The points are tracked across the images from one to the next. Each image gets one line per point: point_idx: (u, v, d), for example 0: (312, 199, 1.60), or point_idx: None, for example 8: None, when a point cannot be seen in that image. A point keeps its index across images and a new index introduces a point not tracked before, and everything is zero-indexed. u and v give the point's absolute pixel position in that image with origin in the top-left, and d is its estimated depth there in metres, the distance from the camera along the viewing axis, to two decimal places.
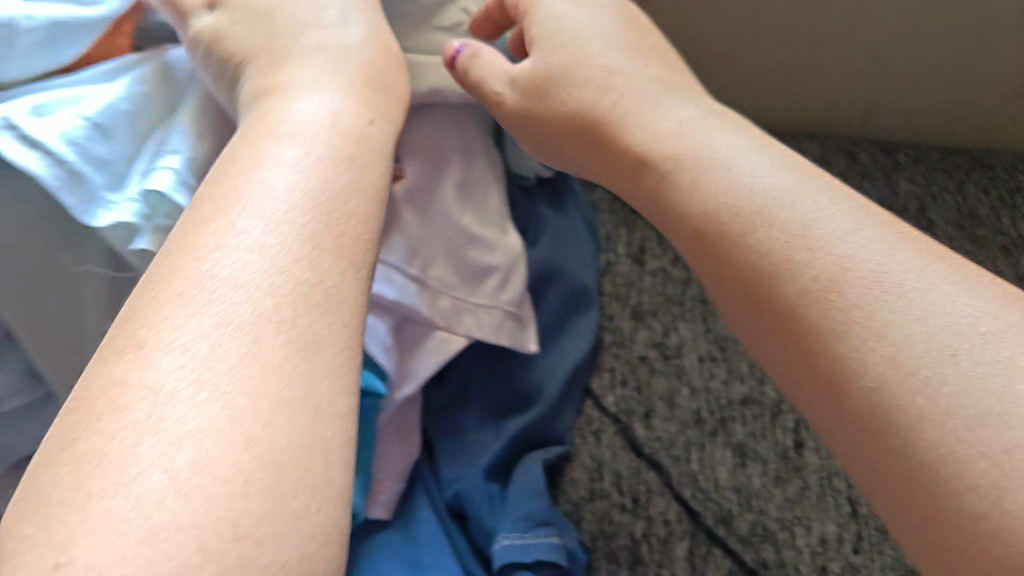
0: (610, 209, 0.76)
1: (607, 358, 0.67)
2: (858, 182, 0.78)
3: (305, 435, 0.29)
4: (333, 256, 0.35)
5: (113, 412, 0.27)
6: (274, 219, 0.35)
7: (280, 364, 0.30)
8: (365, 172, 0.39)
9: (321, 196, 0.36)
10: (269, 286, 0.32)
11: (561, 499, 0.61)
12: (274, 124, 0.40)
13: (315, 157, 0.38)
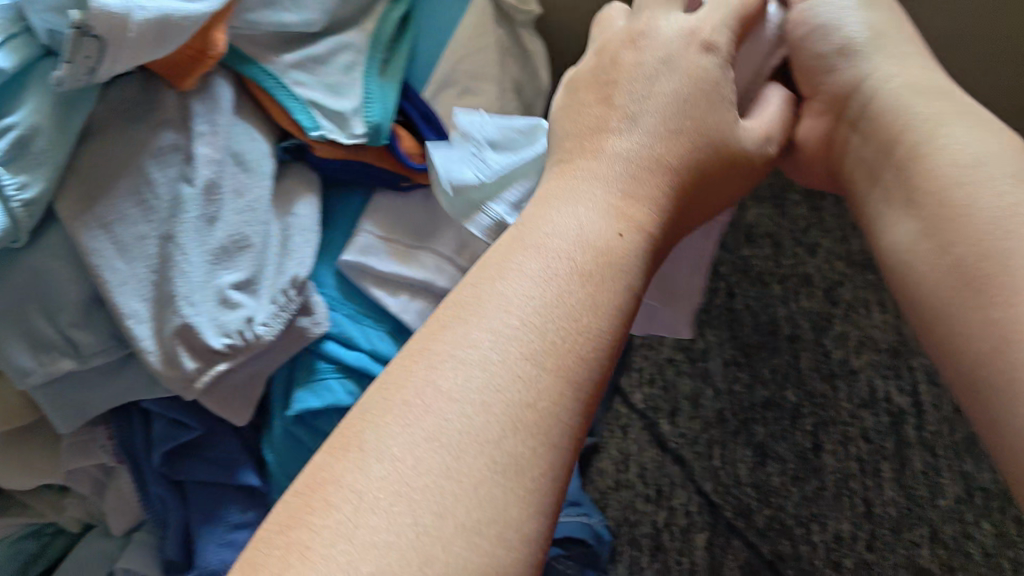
0: None
1: (637, 358, 0.71)
2: None
3: (531, 434, 0.31)
4: (583, 336, 0.34)
5: (454, 467, 0.30)
6: (526, 298, 0.34)
7: (505, 419, 0.31)
8: (624, 267, 0.37)
9: (575, 274, 0.36)
10: (502, 347, 0.33)
11: (590, 484, 0.66)
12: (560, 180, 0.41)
13: (596, 226, 0.38)
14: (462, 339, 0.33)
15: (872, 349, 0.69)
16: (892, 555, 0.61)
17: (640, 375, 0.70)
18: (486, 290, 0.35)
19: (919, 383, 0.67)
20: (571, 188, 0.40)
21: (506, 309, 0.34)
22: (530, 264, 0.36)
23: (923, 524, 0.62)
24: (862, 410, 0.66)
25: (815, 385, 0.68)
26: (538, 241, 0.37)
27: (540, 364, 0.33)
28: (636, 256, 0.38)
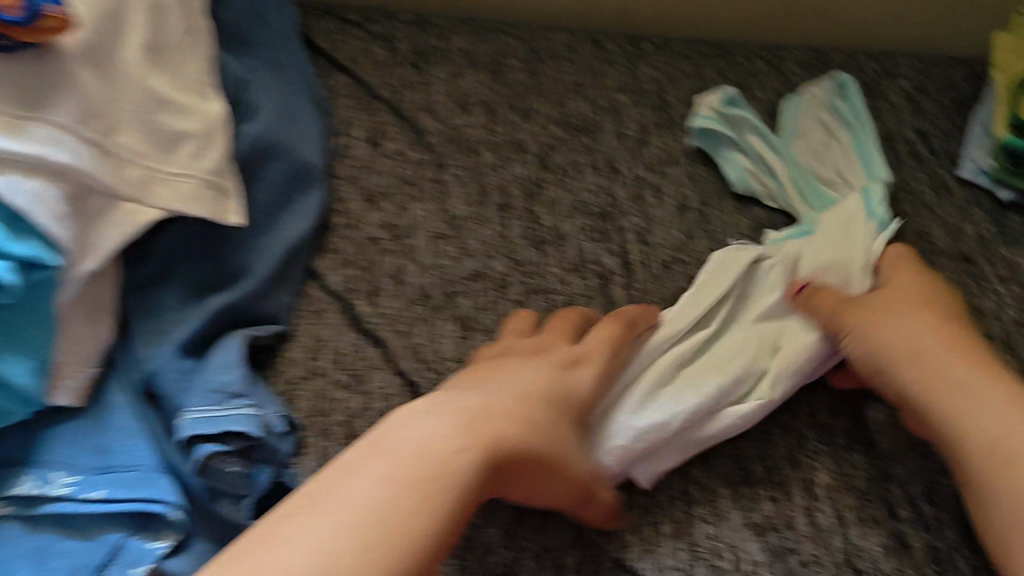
0: (347, 93, 0.73)
1: (335, 239, 0.65)
2: (603, 67, 0.77)
3: (373, 572, 0.38)
4: (415, 515, 0.41)
5: (266, 575, 0.37)
6: (381, 489, 0.41)
7: (344, 569, 0.37)
8: (456, 507, 0.43)
9: (408, 483, 0.42)
10: (341, 518, 0.39)
11: (275, 378, 0.59)
12: (388, 436, 0.45)
13: (440, 433, 0.45)
14: (305, 516, 0.40)
15: (583, 213, 0.68)
16: (696, 466, 0.58)
17: (338, 257, 0.63)
18: (354, 509, 0.40)
19: (629, 246, 0.66)
20: (386, 453, 0.43)
21: (377, 515, 0.40)
22: (361, 486, 0.41)
23: (751, 442, 0.59)
24: (572, 275, 0.64)
25: (526, 253, 0.65)
26: (366, 474, 0.42)
27: (378, 527, 0.39)
28: (467, 491, 0.44)
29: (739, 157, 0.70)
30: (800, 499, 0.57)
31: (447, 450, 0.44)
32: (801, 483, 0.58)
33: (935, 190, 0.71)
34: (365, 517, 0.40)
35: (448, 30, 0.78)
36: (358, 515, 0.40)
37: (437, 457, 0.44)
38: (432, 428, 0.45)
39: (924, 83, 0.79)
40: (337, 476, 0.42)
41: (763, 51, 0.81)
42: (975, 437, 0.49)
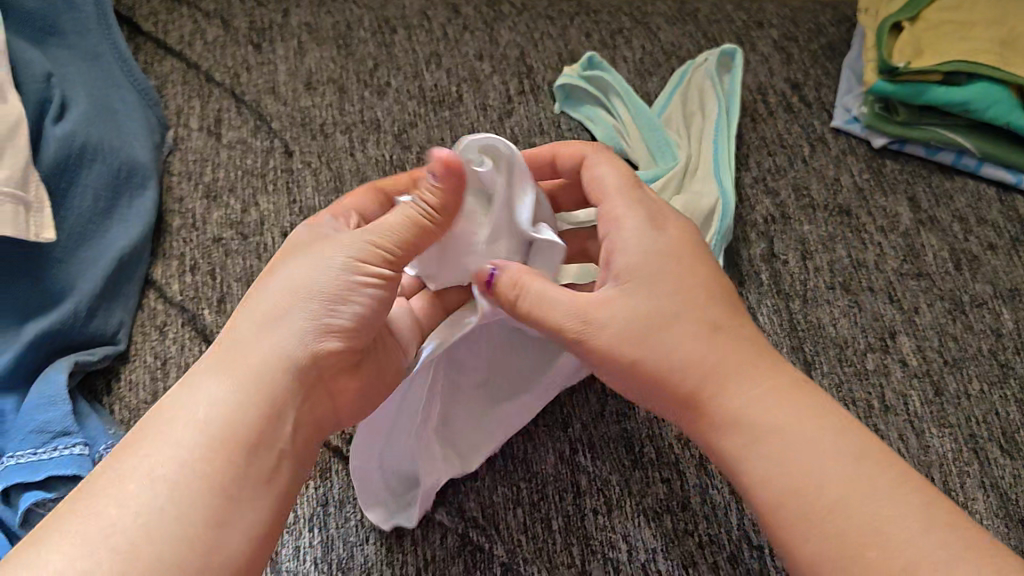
0: (179, 80, 0.66)
1: (174, 243, 0.58)
2: (460, 34, 0.72)
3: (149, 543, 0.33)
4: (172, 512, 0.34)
5: None
6: (190, 430, 0.36)
7: (209, 492, 0.35)
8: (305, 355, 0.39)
9: (167, 483, 0.34)
10: (127, 494, 0.34)
11: (115, 408, 0.51)
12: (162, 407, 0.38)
13: (202, 391, 0.37)
14: (89, 501, 0.34)
15: None
16: (584, 455, 0.55)
17: (178, 263, 0.57)
18: (124, 484, 0.34)
19: None
20: (155, 423, 0.37)
21: (152, 484, 0.34)
22: (115, 485, 0.34)
23: (645, 426, 0.56)
24: None
25: None
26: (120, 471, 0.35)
27: (184, 484, 0.34)
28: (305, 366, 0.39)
29: (608, 120, 0.67)
30: (698, 483, 0.54)
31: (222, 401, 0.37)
32: (695, 465, 0.54)
33: (809, 141, 0.69)
34: (136, 488, 0.34)
35: (289, 3, 0.72)
36: (145, 486, 0.34)
37: (214, 414, 0.37)
38: (192, 397, 0.37)
39: (793, 31, 0.77)
40: (111, 462, 0.36)
41: (629, 7, 0.78)
42: (791, 493, 0.36)
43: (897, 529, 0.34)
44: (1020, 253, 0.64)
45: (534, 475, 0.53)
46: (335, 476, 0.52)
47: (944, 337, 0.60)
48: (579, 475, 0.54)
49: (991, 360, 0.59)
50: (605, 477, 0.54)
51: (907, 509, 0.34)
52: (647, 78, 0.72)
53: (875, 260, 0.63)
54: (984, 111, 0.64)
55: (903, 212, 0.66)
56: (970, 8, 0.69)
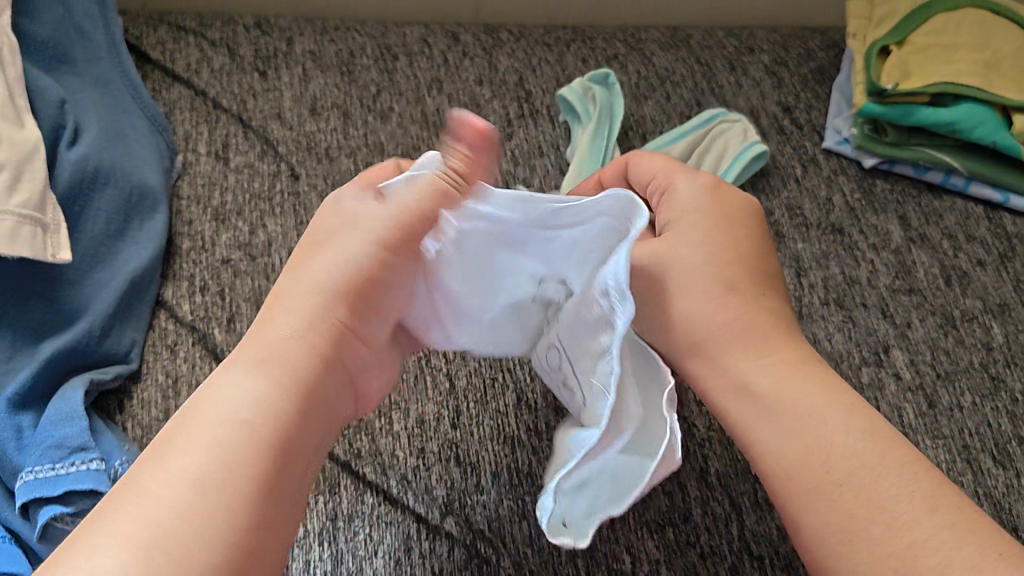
0: (187, 107, 0.67)
1: (183, 265, 0.59)
2: (460, 61, 0.74)
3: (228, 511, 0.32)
4: (247, 486, 0.33)
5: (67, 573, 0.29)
6: (242, 407, 0.35)
7: (267, 464, 0.34)
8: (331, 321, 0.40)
9: (243, 450, 0.33)
10: (198, 468, 0.32)
11: (127, 424, 0.52)
12: (211, 387, 0.36)
13: (254, 371, 0.36)
14: (150, 481, 0.32)
15: None
16: None
17: (188, 284, 0.58)
18: (187, 461, 0.33)
19: None
20: (209, 401, 0.35)
21: (220, 458, 0.33)
22: (178, 464, 0.32)
23: None
24: None
25: None
26: (182, 445, 0.33)
27: (256, 455, 0.34)
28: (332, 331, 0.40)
29: (576, 135, 0.69)
30: (699, 495, 0.55)
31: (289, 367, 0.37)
32: (695, 478, 0.56)
33: (801, 163, 0.71)
34: (209, 459, 0.33)
35: (292, 33, 0.74)
36: (220, 457, 0.33)
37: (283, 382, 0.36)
38: (246, 372, 0.36)
39: (783, 56, 0.79)
40: (160, 443, 0.34)
41: (623, 34, 0.80)
42: (802, 463, 0.37)
43: (910, 514, 0.35)
44: (1008, 269, 0.66)
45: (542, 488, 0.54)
46: (343, 491, 0.52)
47: (936, 352, 0.61)
48: None
49: (982, 373, 0.60)
50: None
51: (916, 494, 0.35)
52: (643, 102, 0.74)
53: (868, 276, 0.65)
54: (971, 131, 0.66)
55: (894, 230, 0.68)
56: (956, 32, 0.71)
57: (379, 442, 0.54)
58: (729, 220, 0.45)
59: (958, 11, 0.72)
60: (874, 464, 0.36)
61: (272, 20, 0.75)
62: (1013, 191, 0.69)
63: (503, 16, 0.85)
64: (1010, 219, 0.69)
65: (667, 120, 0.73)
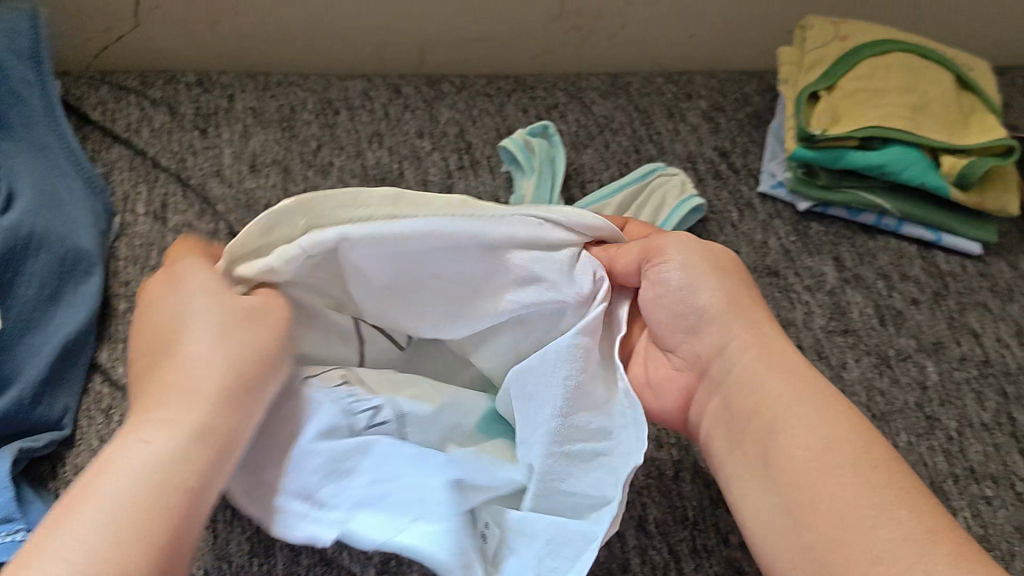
0: (126, 167, 0.68)
1: (119, 327, 0.59)
2: (401, 113, 0.75)
3: None
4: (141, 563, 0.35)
5: None
6: (126, 488, 0.37)
7: (162, 537, 0.36)
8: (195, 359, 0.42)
9: (131, 530, 0.35)
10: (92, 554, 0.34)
11: (58, 492, 0.51)
12: (94, 472, 0.37)
13: (134, 451, 0.38)
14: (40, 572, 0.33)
15: None
16: None
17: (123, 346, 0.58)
18: (83, 548, 0.34)
19: None
20: (93, 488, 0.36)
21: (111, 539, 0.35)
22: (70, 551, 0.34)
23: None
24: None
25: None
26: (70, 533, 0.35)
27: (149, 529, 0.36)
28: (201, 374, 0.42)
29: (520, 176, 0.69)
30: (638, 544, 0.55)
31: (164, 443, 0.39)
32: (634, 527, 0.56)
33: (738, 207, 0.72)
34: (101, 543, 0.34)
35: (234, 89, 0.75)
36: (113, 540, 0.35)
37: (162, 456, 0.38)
38: (126, 453, 0.38)
39: (720, 101, 0.80)
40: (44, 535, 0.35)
41: (564, 83, 0.81)
42: (791, 476, 0.42)
43: (888, 519, 0.38)
44: (941, 307, 0.67)
45: None
46: (278, 554, 0.52)
47: (872, 391, 0.62)
48: None
49: (917, 413, 0.61)
50: None
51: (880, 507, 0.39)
52: (583, 149, 0.75)
53: (805, 318, 0.66)
54: (900, 173, 0.68)
55: (829, 271, 0.69)
56: (885, 75, 0.72)
57: None
58: (725, 272, 0.50)
59: (888, 54, 0.74)
60: (841, 482, 0.40)
61: (213, 77, 0.76)
62: (945, 231, 0.71)
63: (447, 67, 0.86)
64: (943, 257, 0.71)
65: (606, 167, 0.74)
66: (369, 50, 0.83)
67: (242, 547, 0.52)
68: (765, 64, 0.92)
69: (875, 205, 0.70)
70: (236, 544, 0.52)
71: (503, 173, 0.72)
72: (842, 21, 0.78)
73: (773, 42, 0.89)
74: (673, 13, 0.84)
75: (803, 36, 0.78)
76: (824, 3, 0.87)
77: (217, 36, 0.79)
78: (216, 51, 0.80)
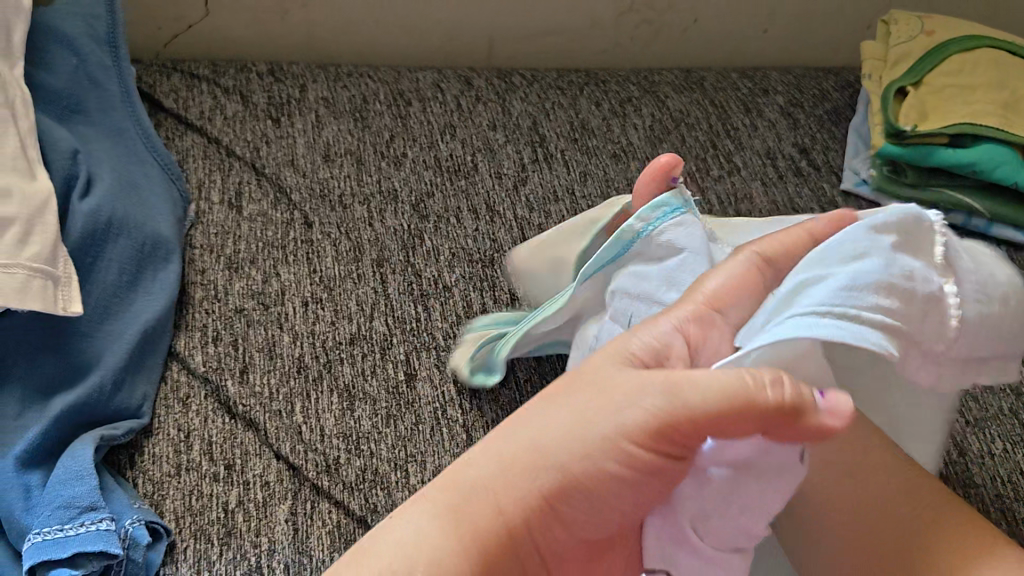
0: (199, 154, 0.67)
1: (195, 316, 0.58)
2: (473, 105, 0.74)
3: (470, 482, 0.32)
4: (473, 501, 0.31)
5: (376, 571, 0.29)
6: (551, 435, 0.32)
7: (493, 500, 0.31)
8: (449, 484, 0.32)
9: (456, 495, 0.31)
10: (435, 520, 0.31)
11: (138, 481, 0.50)
12: (521, 419, 0.34)
13: (567, 417, 0.33)
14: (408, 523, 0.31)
15: (464, 263, 0.63)
16: None
17: (200, 334, 0.57)
18: (450, 485, 0.32)
19: (516, 285, 0.61)
20: (502, 436, 0.33)
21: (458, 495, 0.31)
22: (400, 542, 0.30)
23: None
24: (460, 328, 0.59)
25: (408, 310, 0.60)
26: (409, 523, 0.31)
27: (485, 481, 0.32)
28: (498, 460, 0.32)
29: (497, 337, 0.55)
30: None
31: (566, 404, 0.33)
32: None
33: (822, 204, 0.70)
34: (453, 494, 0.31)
35: (307, 80, 0.74)
36: (451, 513, 0.31)
37: (585, 382, 0.34)
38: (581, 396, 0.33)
39: (798, 97, 0.79)
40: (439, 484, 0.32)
41: (637, 76, 0.80)
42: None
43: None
44: None
45: None
46: None
47: (964, 397, 0.59)
48: None
49: (1013, 420, 0.58)
50: None
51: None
52: (659, 144, 0.73)
53: None
54: (991, 173, 0.65)
55: None
56: (975, 70, 0.70)
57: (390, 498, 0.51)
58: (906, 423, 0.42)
59: (977, 50, 0.72)
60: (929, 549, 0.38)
61: (285, 67, 0.76)
62: None
63: (514, 62, 0.85)
64: None
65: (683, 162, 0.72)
66: (437, 42, 0.81)
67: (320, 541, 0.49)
68: (837, 63, 0.90)
69: (964, 205, 0.67)
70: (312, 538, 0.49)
71: (578, 168, 0.70)
72: (928, 17, 0.76)
73: (848, 39, 0.88)
74: (747, 8, 0.83)
75: (888, 30, 0.77)
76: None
77: (287, 26, 0.78)
78: (285, 41, 0.79)
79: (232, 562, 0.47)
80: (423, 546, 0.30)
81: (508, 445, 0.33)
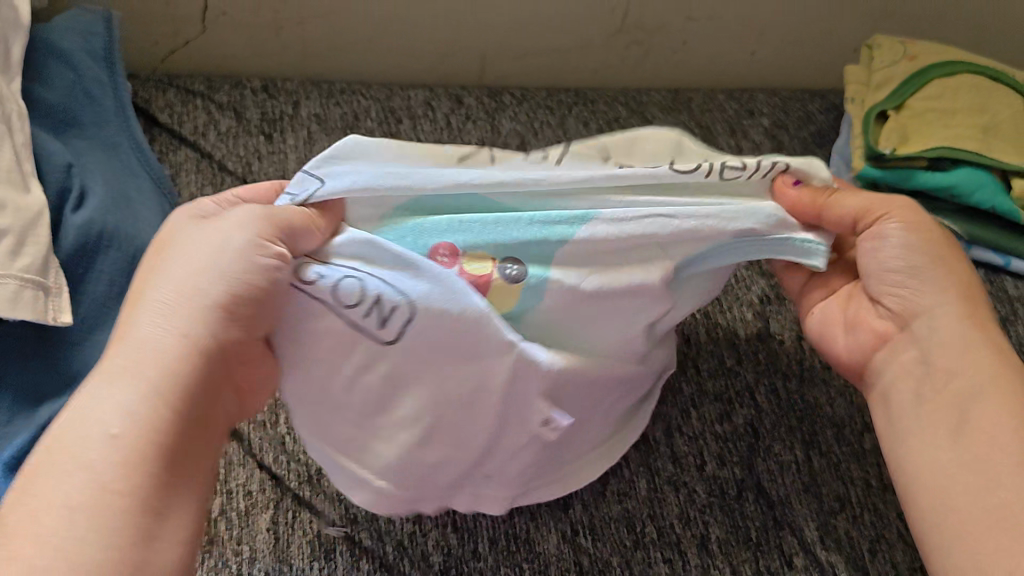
0: (191, 170, 0.68)
1: None
2: (462, 124, 0.76)
3: (108, 461, 0.35)
4: (79, 486, 0.34)
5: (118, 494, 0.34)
6: (129, 405, 0.36)
7: (121, 488, 0.34)
8: (66, 438, 0.35)
9: (115, 481, 0.34)
10: (115, 474, 0.35)
11: None
12: (105, 379, 0.37)
13: (118, 403, 0.36)
14: (56, 496, 0.33)
15: None
16: (579, 531, 0.53)
17: None
18: (83, 453, 0.35)
19: None
20: (119, 386, 0.37)
21: (99, 493, 0.34)
22: (50, 533, 0.32)
23: (650, 503, 0.55)
24: None
25: None
26: (61, 498, 0.33)
27: (120, 452, 0.35)
28: (117, 428, 0.36)
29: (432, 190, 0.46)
30: (703, 565, 0.52)
31: (117, 379, 0.37)
32: (692, 543, 0.53)
33: None
34: (105, 467, 0.35)
35: (301, 96, 0.76)
36: (54, 498, 0.33)
37: (138, 342, 0.38)
38: (123, 367, 0.37)
39: (783, 120, 0.80)
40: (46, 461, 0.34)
41: (626, 97, 0.81)
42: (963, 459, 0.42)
43: (1017, 465, 0.40)
44: (1012, 333, 0.65)
45: (539, 557, 0.52)
46: (338, 559, 0.50)
47: None
48: (581, 556, 0.52)
49: None
50: (611, 554, 0.52)
51: (1020, 426, 0.42)
52: None
53: None
54: (970, 196, 0.67)
55: None
56: (955, 95, 0.71)
57: (371, 510, 0.52)
58: (990, 355, 0.45)
59: (959, 74, 0.73)
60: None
61: (278, 83, 0.77)
62: (1015, 255, 0.69)
63: (507, 79, 0.86)
64: (1012, 282, 0.69)
65: None
66: (431, 59, 0.83)
67: (302, 550, 0.50)
68: (826, 84, 0.92)
69: (942, 227, 0.69)
70: (294, 547, 0.50)
71: None
72: (912, 42, 0.77)
73: (837, 61, 0.89)
74: (736, 30, 0.84)
75: (871, 54, 0.78)
76: (888, 25, 0.86)
77: (282, 43, 0.79)
78: (280, 58, 0.80)
79: (214, 570, 0.48)
80: (60, 539, 0.32)
81: (92, 412, 0.36)
